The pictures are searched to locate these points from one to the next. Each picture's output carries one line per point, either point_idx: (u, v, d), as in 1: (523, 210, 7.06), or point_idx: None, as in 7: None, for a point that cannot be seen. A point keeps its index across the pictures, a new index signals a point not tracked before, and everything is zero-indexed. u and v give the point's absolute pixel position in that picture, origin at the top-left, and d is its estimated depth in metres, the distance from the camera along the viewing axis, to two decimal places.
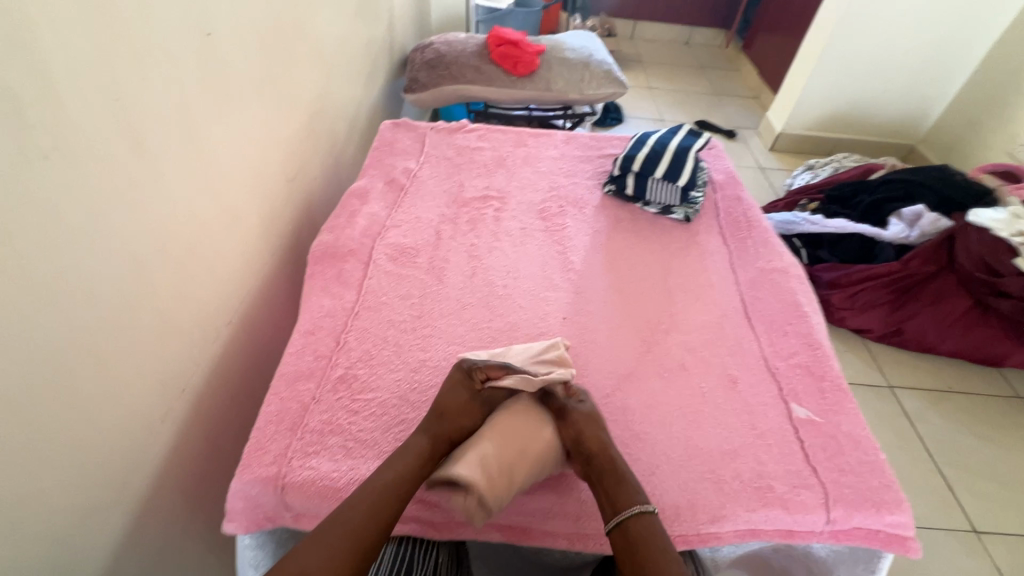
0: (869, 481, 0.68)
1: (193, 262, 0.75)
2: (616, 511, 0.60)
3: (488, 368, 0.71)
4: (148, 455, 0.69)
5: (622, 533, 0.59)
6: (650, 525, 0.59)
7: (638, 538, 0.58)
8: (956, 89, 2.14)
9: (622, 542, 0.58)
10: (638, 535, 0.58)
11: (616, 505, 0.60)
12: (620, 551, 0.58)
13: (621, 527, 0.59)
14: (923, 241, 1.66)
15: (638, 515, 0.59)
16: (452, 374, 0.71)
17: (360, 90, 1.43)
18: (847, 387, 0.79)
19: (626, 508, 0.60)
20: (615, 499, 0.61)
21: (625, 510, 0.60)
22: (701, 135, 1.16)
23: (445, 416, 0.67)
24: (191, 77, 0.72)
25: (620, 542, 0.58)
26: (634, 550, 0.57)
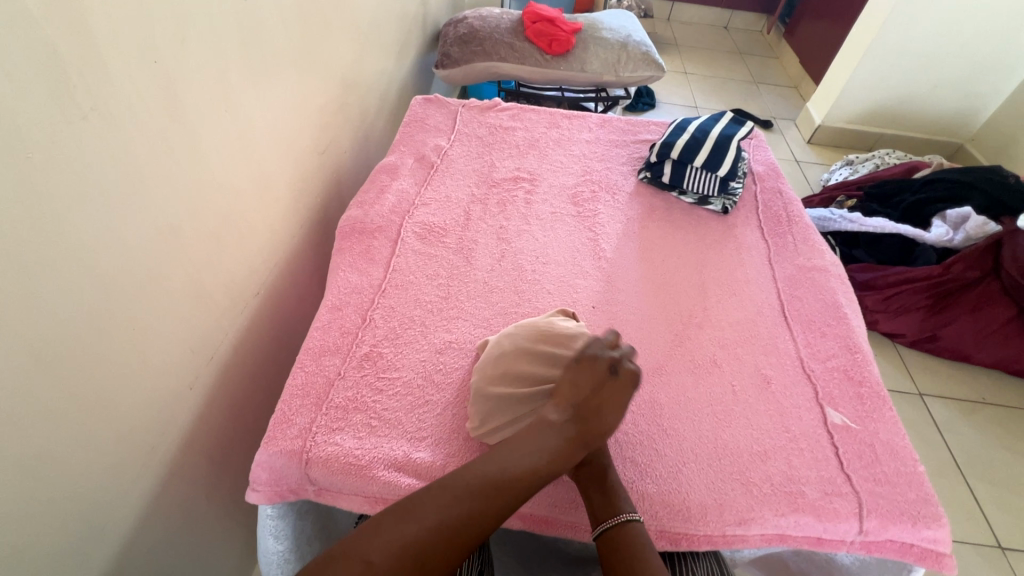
0: (906, 493, 0.66)
1: (222, 232, 0.74)
2: (598, 522, 0.59)
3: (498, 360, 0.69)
4: (176, 419, 0.69)
5: (608, 544, 0.58)
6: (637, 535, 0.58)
7: (624, 544, 0.57)
8: (1010, 86, 2.02)
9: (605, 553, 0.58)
10: (625, 545, 0.57)
11: (599, 516, 0.59)
12: (605, 560, 0.57)
13: (605, 538, 0.58)
14: (968, 246, 1.59)
15: (618, 525, 0.58)
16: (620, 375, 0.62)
17: (392, 63, 1.41)
18: (887, 394, 0.76)
19: (608, 518, 0.59)
20: (597, 508, 0.60)
21: (606, 520, 0.59)
22: (746, 123, 1.11)
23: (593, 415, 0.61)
24: (226, 42, 0.70)
25: (604, 551, 0.58)
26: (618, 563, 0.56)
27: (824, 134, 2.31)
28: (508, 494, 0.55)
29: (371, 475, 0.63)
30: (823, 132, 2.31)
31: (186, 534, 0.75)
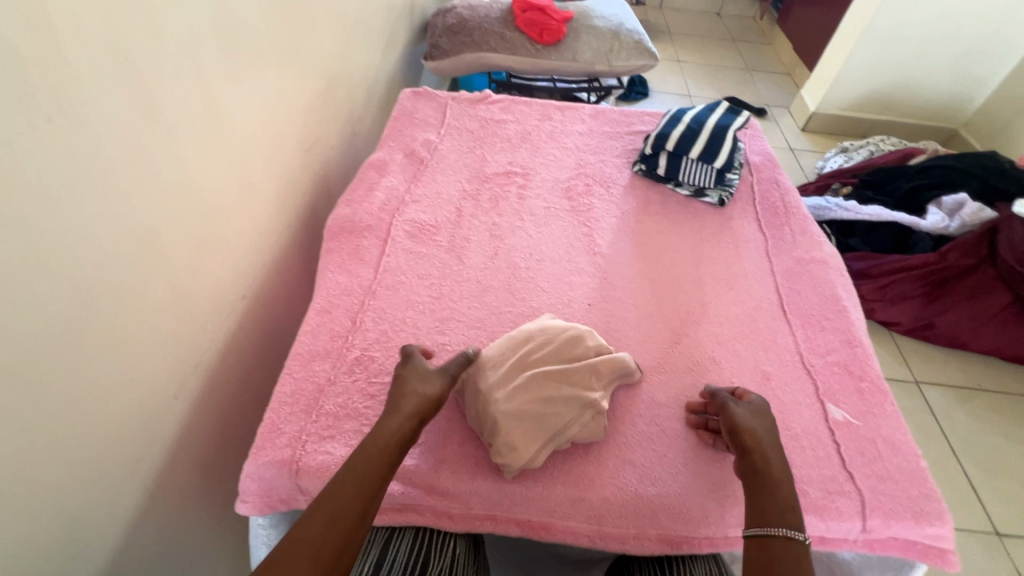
0: (908, 489, 0.65)
1: (206, 234, 0.72)
2: (760, 523, 0.54)
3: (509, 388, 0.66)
4: (161, 431, 0.67)
5: (761, 546, 0.53)
6: (796, 556, 0.51)
7: (778, 556, 0.51)
8: (1005, 70, 2.01)
9: (754, 551, 0.53)
10: (779, 558, 0.51)
11: (761, 519, 0.54)
12: (750, 559, 0.52)
13: (760, 540, 0.53)
14: (964, 233, 1.59)
15: (785, 539, 0.52)
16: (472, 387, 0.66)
17: (379, 55, 1.37)
18: (888, 389, 0.75)
19: (770, 525, 0.53)
20: (762, 510, 0.55)
21: (769, 526, 0.54)
22: (741, 112, 1.08)
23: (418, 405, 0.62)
24: (202, 38, 0.67)
25: (750, 549, 0.53)
26: (764, 565, 0.51)
27: (818, 121, 2.30)
28: (359, 487, 0.54)
29: None
30: (818, 120, 2.29)
31: (177, 545, 0.73)
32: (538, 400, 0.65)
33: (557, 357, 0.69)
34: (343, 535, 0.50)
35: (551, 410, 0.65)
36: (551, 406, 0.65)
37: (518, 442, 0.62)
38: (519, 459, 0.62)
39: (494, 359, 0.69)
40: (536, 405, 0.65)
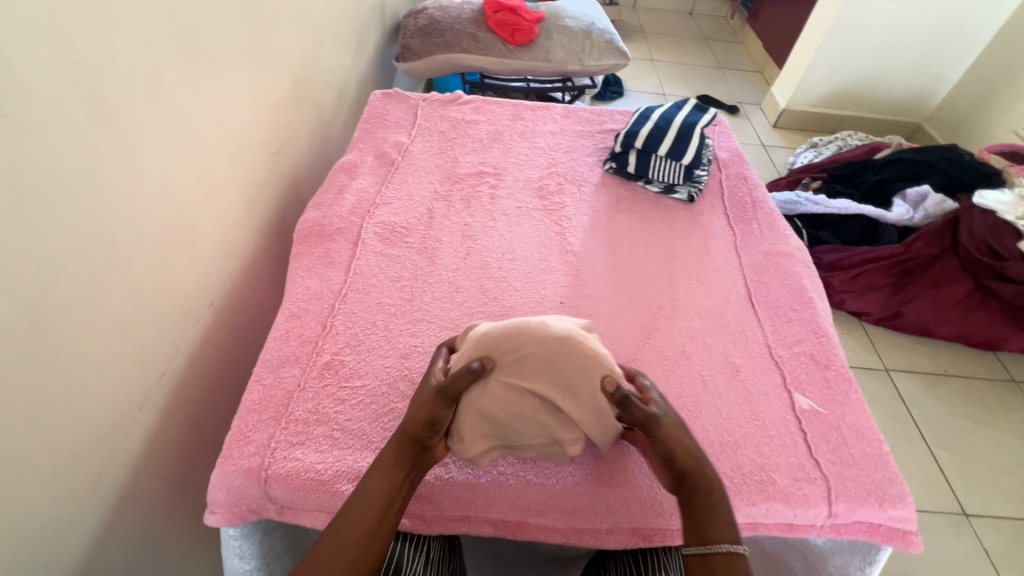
0: (872, 474, 0.66)
1: (169, 242, 0.70)
2: (700, 542, 0.56)
3: (495, 389, 0.61)
4: (125, 443, 0.66)
5: (705, 565, 0.55)
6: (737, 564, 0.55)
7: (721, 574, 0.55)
8: (962, 67, 2.09)
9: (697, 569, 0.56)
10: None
11: (700, 535, 0.57)
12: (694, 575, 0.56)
13: (703, 560, 0.56)
14: (927, 224, 1.65)
15: (725, 553, 0.55)
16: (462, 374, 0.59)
17: (349, 56, 1.36)
18: (852, 376, 0.77)
19: (709, 542, 0.56)
20: (702, 526, 0.57)
21: (709, 545, 0.56)
22: (708, 110, 1.10)
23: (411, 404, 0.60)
24: (159, 40, 0.66)
25: (694, 567, 0.56)
26: None
27: (788, 118, 2.34)
28: (367, 509, 0.56)
29: (334, 490, 0.61)
30: (787, 117, 2.34)
31: (145, 559, 0.71)
32: (513, 415, 0.60)
33: (563, 376, 0.61)
34: (350, 556, 0.53)
35: (518, 426, 0.60)
36: (524, 425, 0.61)
37: (467, 439, 0.61)
38: (461, 452, 0.61)
39: (489, 345, 0.63)
40: (508, 420, 0.60)
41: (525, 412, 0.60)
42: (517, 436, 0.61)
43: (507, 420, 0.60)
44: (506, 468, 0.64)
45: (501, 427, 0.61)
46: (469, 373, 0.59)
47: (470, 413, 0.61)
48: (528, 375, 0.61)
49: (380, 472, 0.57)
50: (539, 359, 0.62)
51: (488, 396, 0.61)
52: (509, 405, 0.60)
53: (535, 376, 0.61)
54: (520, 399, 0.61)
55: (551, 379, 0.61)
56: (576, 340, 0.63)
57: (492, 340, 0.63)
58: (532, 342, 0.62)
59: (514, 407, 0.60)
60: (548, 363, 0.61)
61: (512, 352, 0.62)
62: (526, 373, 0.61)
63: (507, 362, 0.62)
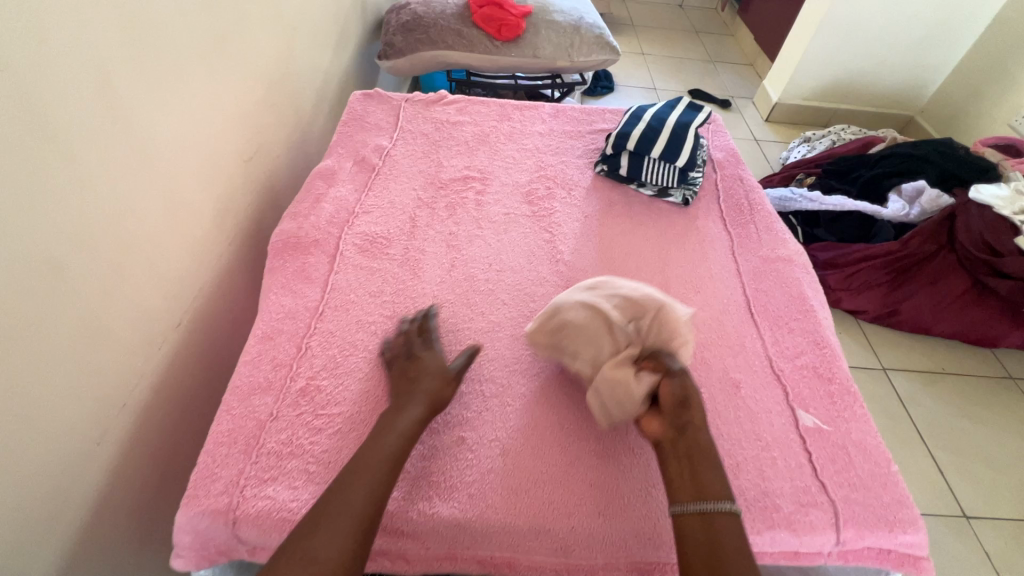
0: (881, 496, 0.63)
1: (127, 262, 0.65)
2: (699, 498, 0.54)
3: (583, 308, 0.70)
4: (82, 480, 0.61)
5: (704, 522, 0.52)
6: (736, 530, 0.52)
7: (722, 534, 0.52)
8: (956, 59, 2.06)
9: (695, 528, 0.52)
10: (722, 535, 0.51)
11: (699, 492, 0.54)
12: (693, 537, 0.52)
13: (702, 517, 0.53)
14: (924, 220, 1.62)
15: (722, 510, 0.53)
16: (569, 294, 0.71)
17: (328, 55, 1.30)
18: (857, 391, 0.73)
19: (708, 497, 0.54)
20: (703, 481, 0.55)
21: (708, 501, 0.54)
22: (702, 108, 1.06)
23: (401, 397, 0.63)
24: (108, 46, 0.60)
25: (692, 524, 0.53)
26: (712, 543, 0.51)
27: (780, 112, 2.31)
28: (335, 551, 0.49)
29: None
30: (780, 110, 2.30)
31: None
32: (586, 334, 0.68)
33: (641, 322, 0.68)
34: None
35: (583, 340, 0.68)
36: (588, 343, 0.68)
37: (540, 334, 0.71)
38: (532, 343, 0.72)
39: (611, 287, 0.73)
40: (579, 334, 0.68)
41: (594, 333, 0.68)
42: (579, 354, 0.68)
43: (579, 334, 0.68)
44: (489, 504, 0.59)
45: (571, 339, 0.69)
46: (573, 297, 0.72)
47: (553, 319, 0.71)
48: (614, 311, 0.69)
49: (397, 436, 0.58)
50: (632, 303, 0.70)
51: (583, 308, 0.70)
52: (589, 324, 0.68)
53: (621, 313, 0.69)
54: (600, 323, 0.68)
55: (631, 321, 0.68)
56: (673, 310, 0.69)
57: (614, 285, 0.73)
58: (636, 294, 0.71)
59: (589, 327, 0.68)
60: (638, 310, 0.69)
61: (616, 294, 0.71)
62: (613, 309, 0.69)
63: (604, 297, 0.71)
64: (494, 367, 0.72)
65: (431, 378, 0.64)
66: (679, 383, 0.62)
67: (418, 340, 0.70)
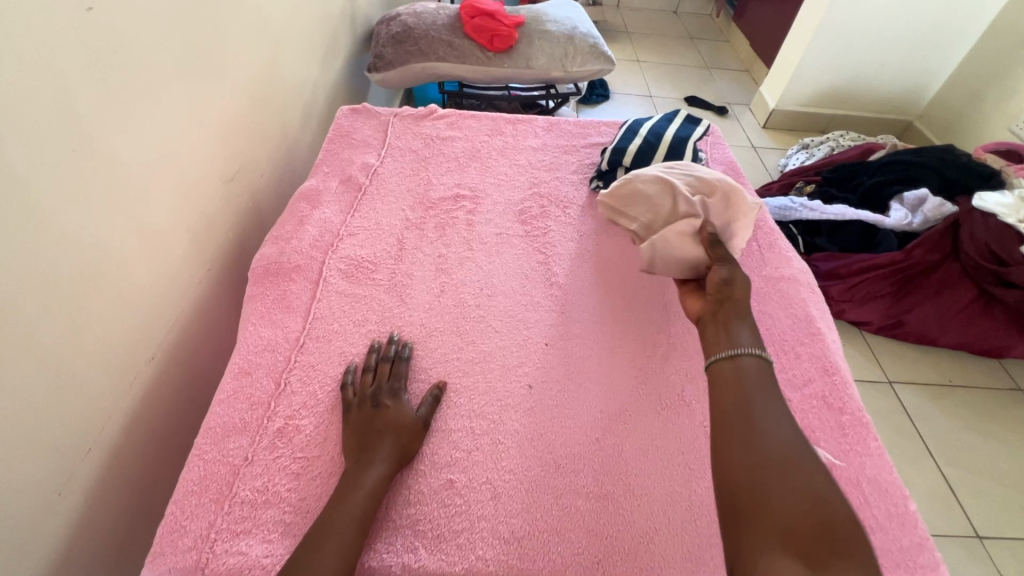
0: (899, 539, 0.59)
1: (89, 298, 0.61)
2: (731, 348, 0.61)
3: (659, 184, 0.84)
4: (38, 536, 0.57)
5: (734, 366, 0.59)
6: (760, 370, 0.59)
7: (745, 379, 0.58)
8: (954, 64, 2.04)
9: (726, 371, 0.59)
10: (748, 374, 0.58)
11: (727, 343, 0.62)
12: (725, 377, 0.59)
13: (733, 363, 0.60)
14: (927, 229, 1.59)
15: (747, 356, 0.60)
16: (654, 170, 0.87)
17: (315, 69, 1.27)
18: (869, 421, 0.69)
19: (737, 347, 0.61)
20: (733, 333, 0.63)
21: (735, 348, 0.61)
22: (700, 121, 1.02)
23: (361, 452, 0.59)
24: (69, 71, 0.57)
25: (725, 368, 0.60)
26: (737, 381, 0.58)
27: (778, 118, 2.28)
28: None
29: None
30: (778, 117, 2.27)
31: None
32: (653, 206, 0.84)
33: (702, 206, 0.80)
34: None
35: (646, 211, 0.85)
36: (651, 214, 0.84)
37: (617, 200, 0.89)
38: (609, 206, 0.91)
39: (691, 173, 0.85)
40: (646, 205, 0.85)
41: (656, 206, 0.84)
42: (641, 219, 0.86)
43: (648, 205, 0.85)
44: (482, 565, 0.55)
45: (638, 208, 0.86)
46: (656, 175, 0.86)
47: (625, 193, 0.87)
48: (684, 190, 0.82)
49: (365, 496, 0.55)
50: (701, 186, 0.82)
51: (656, 181, 0.85)
52: (656, 197, 0.84)
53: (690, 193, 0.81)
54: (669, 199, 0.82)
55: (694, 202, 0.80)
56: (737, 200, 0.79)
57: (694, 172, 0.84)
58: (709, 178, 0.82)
59: (657, 201, 0.84)
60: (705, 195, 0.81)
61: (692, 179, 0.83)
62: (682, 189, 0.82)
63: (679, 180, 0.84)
64: (486, 402, 0.67)
65: (395, 432, 0.60)
66: (726, 270, 0.71)
67: (386, 383, 0.65)
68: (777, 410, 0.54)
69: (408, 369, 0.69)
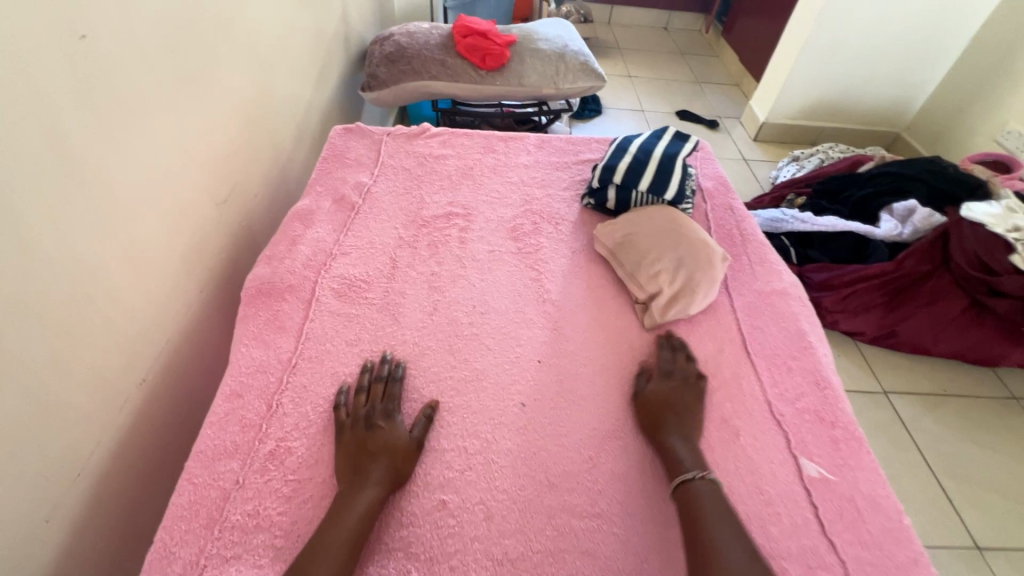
0: (895, 555, 0.59)
1: (78, 323, 0.61)
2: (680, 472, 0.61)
3: (651, 233, 0.88)
4: (24, 566, 0.56)
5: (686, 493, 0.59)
6: (713, 493, 0.58)
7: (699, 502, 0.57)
8: (938, 78, 2.08)
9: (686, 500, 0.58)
10: (702, 499, 0.58)
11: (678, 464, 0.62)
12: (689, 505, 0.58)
13: (684, 487, 0.59)
14: (917, 239, 1.61)
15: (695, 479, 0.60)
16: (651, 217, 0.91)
17: (309, 89, 1.28)
18: (862, 435, 0.69)
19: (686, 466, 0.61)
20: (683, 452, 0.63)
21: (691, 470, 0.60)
22: (689, 138, 1.03)
23: (355, 472, 0.59)
24: (61, 100, 0.57)
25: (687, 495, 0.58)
26: (693, 508, 0.57)
27: (769, 131, 2.31)
28: None
29: None
30: (768, 130, 2.31)
31: None
32: (641, 250, 0.87)
33: (686, 263, 0.84)
34: None
35: (634, 252, 0.87)
36: (636, 257, 0.87)
37: (609, 234, 0.91)
38: (600, 236, 0.92)
39: (681, 228, 0.89)
40: (635, 247, 0.87)
41: (644, 251, 0.86)
42: (626, 260, 0.88)
43: (637, 247, 0.87)
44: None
45: (626, 249, 0.88)
46: (651, 223, 0.90)
47: (623, 231, 0.90)
48: (672, 244, 0.86)
49: (358, 517, 0.55)
50: (689, 243, 0.86)
51: (650, 231, 0.88)
52: (648, 242, 0.87)
53: (677, 248, 0.86)
54: (657, 249, 0.86)
55: (680, 258, 0.85)
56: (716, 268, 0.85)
57: (681, 231, 0.88)
58: (697, 240, 0.87)
59: (646, 248, 0.87)
60: (690, 253, 0.85)
61: (682, 234, 0.88)
62: (672, 243, 0.86)
63: (671, 232, 0.88)
64: (479, 421, 0.67)
65: (389, 452, 0.60)
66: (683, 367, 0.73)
67: (380, 404, 0.65)
68: (734, 534, 0.54)
69: (402, 390, 0.68)
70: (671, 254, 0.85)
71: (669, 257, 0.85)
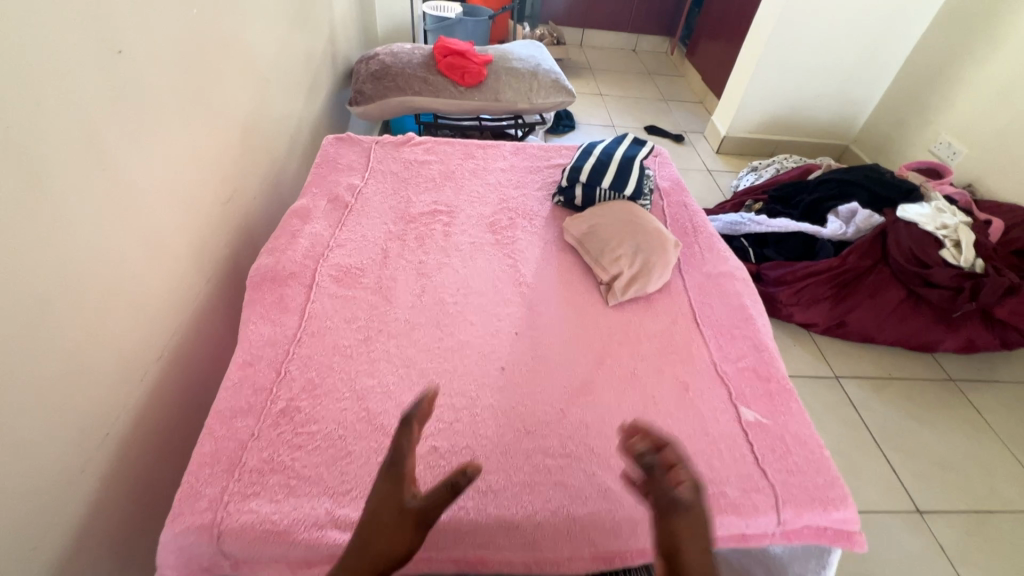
0: (815, 479, 0.70)
1: (109, 299, 0.69)
2: None
3: (612, 226, 1.00)
4: (63, 510, 0.63)
5: None
6: None
7: None
8: (878, 95, 2.29)
9: None
10: None
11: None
12: None
13: None
14: (859, 237, 1.78)
15: None
16: (612, 212, 1.03)
17: (300, 103, 1.38)
18: (792, 387, 0.81)
19: None
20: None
21: None
22: (646, 143, 1.17)
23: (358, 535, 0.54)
24: (100, 105, 0.67)
25: None
26: None
27: (730, 144, 2.49)
28: None
29: (293, 540, 0.60)
30: (728, 143, 2.49)
31: None
32: (604, 239, 0.99)
33: (641, 248, 0.96)
34: None
35: (597, 241, 0.99)
36: (600, 245, 0.99)
37: (577, 226, 1.03)
38: (569, 229, 1.04)
39: (638, 221, 1.02)
40: (599, 238, 0.99)
41: (607, 241, 0.98)
42: (591, 248, 0.99)
43: (599, 237, 0.99)
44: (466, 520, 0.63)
45: (591, 238, 1.00)
46: (611, 217, 1.02)
47: (588, 224, 1.02)
48: (629, 234, 0.98)
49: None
50: (645, 233, 0.99)
51: (611, 224, 1.01)
52: (609, 232, 0.99)
53: (634, 237, 0.98)
54: (617, 238, 0.98)
55: (636, 245, 0.97)
56: (668, 254, 0.97)
57: (638, 224, 1.00)
58: (652, 231, 1.00)
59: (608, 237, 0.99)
60: (645, 242, 0.97)
61: (639, 226, 1.00)
62: (630, 233, 0.99)
63: (629, 224, 1.00)
64: (464, 382, 0.77)
65: (386, 520, 0.54)
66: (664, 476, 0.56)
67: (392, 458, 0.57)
68: None
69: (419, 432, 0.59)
70: (629, 242, 0.97)
71: (627, 244, 0.97)
